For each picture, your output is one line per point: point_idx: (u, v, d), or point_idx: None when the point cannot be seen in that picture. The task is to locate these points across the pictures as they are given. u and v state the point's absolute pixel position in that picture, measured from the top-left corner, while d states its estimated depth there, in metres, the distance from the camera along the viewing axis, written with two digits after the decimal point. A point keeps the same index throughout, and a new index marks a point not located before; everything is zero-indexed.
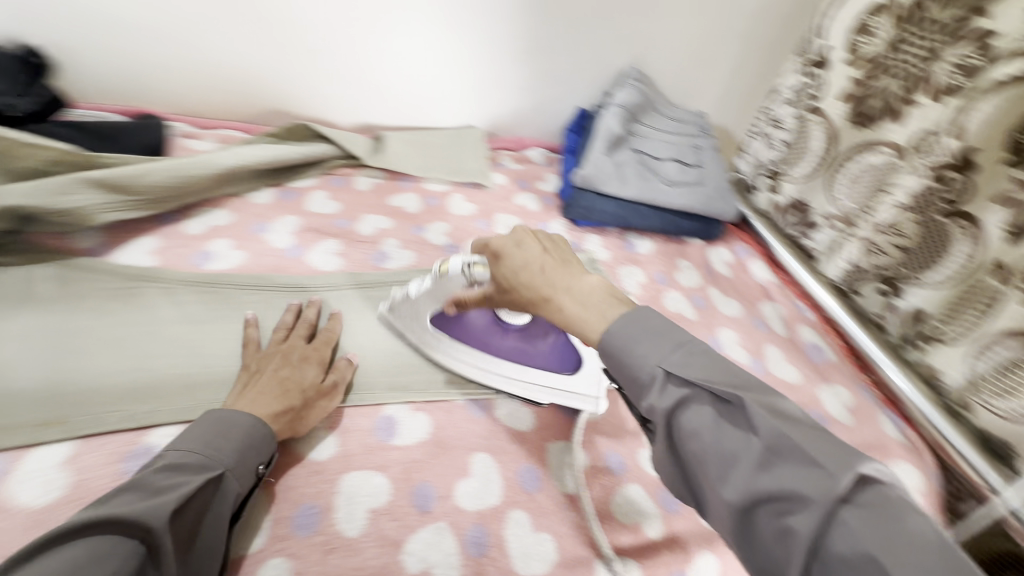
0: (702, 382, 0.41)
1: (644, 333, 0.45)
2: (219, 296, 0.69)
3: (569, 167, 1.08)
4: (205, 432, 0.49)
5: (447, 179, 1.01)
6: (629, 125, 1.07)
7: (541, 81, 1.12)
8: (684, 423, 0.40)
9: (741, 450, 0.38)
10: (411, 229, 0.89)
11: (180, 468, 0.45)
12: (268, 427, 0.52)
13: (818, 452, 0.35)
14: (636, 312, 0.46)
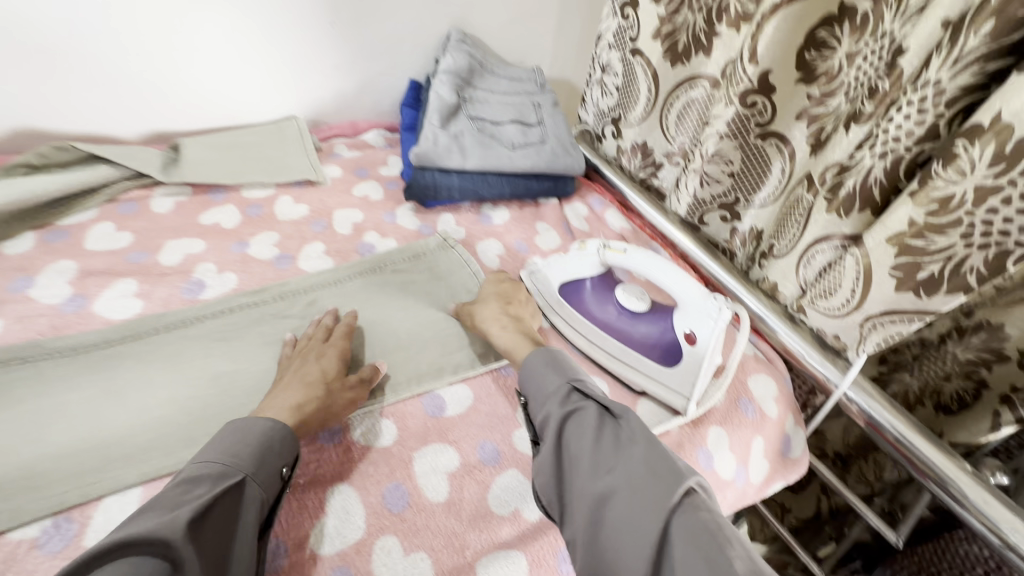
0: (594, 402, 0.55)
1: (554, 365, 0.60)
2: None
3: (408, 145, 1.00)
4: (224, 446, 0.49)
5: (269, 182, 0.89)
6: (460, 91, 1.01)
7: (356, 54, 1.00)
8: (572, 430, 0.53)
9: (613, 455, 0.50)
10: (231, 248, 0.77)
11: (199, 481, 0.45)
12: (269, 441, 0.50)
13: (664, 465, 0.48)
14: (544, 353, 0.62)
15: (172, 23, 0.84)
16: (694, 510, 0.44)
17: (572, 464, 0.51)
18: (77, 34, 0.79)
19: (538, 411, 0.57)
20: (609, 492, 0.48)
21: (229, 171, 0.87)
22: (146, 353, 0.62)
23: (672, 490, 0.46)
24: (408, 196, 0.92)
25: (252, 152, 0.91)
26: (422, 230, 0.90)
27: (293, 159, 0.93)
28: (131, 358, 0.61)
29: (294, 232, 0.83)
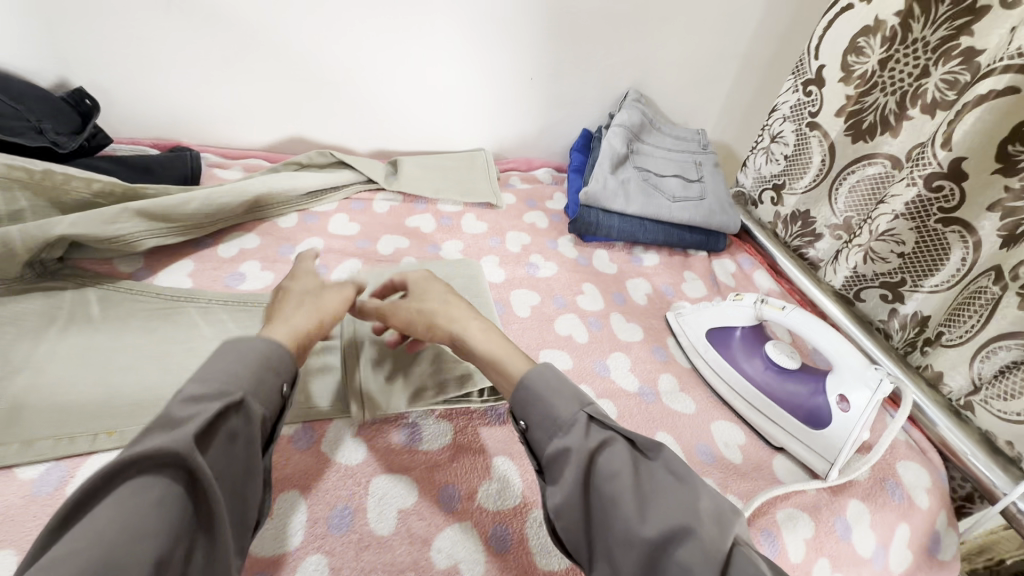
0: (619, 431, 0.50)
1: (568, 387, 0.54)
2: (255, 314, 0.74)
3: (576, 184, 1.13)
4: (222, 362, 0.45)
5: (460, 200, 1.05)
6: (630, 144, 1.12)
7: (547, 105, 1.17)
8: (603, 463, 0.48)
9: (654, 496, 0.46)
10: (427, 248, 0.93)
11: (200, 397, 0.41)
12: (259, 365, 0.47)
13: (710, 507, 0.44)
14: (552, 370, 0.56)
15: (418, 67, 1.03)
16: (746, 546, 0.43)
17: (604, 505, 0.46)
18: (350, 69, 1.00)
19: (553, 442, 0.51)
20: (658, 540, 0.43)
21: (431, 186, 1.05)
22: None
23: (721, 534, 0.42)
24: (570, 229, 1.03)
25: (450, 174, 1.09)
26: (579, 260, 1.00)
27: (480, 185, 1.09)
28: None
29: (476, 244, 0.97)
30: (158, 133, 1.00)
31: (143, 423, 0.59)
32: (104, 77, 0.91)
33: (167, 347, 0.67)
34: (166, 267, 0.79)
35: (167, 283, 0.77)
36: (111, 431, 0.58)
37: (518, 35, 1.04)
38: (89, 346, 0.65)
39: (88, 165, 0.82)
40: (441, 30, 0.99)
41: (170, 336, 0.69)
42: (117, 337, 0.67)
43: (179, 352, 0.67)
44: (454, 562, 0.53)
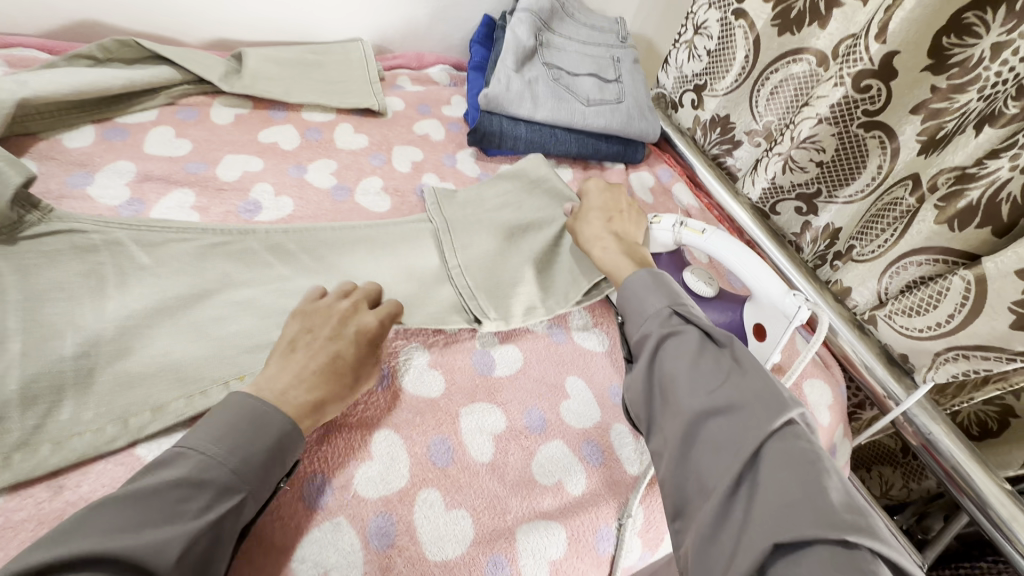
0: (697, 324, 0.49)
1: (660, 288, 0.53)
2: (13, 270, 0.52)
3: (478, 86, 0.94)
4: (226, 433, 0.42)
5: (330, 107, 0.83)
6: (539, 35, 0.94)
7: None
8: (670, 348, 0.48)
9: (712, 376, 0.45)
10: (289, 171, 0.74)
11: (194, 490, 0.38)
12: (268, 455, 0.43)
13: (765, 397, 0.42)
14: (655, 275, 0.55)
15: None
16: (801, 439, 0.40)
17: (664, 381, 0.47)
18: None
19: (634, 330, 0.52)
20: (706, 413, 0.43)
21: (290, 88, 0.82)
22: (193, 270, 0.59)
23: (769, 418, 0.41)
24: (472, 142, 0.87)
25: (314, 72, 0.86)
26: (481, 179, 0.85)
27: (357, 86, 0.87)
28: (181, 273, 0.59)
29: (354, 163, 0.79)
30: None
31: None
32: None
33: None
34: None
35: None
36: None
37: None
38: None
39: None
40: None
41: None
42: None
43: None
44: (322, 571, 0.43)
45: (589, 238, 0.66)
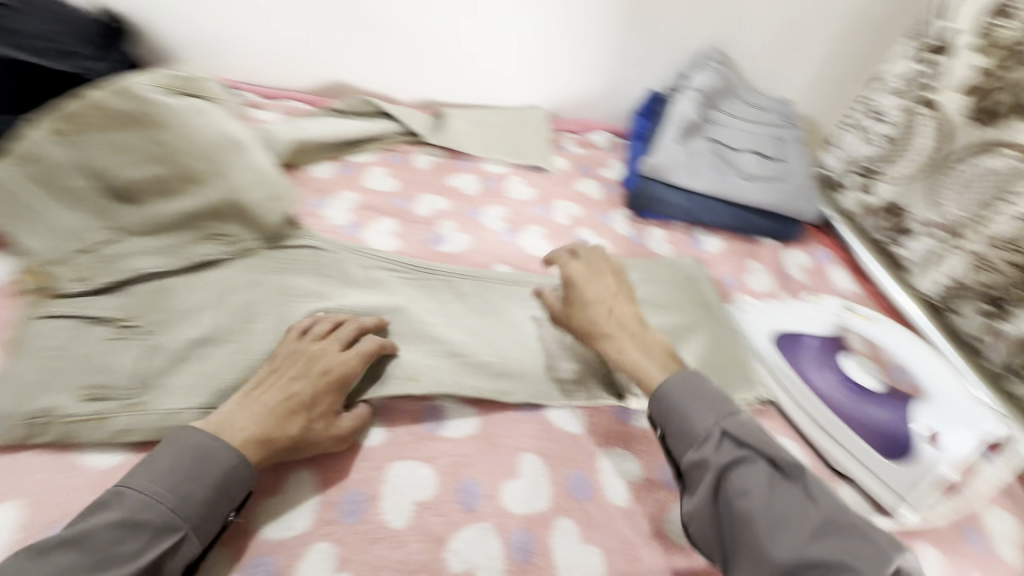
0: (756, 448, 0.49)
1: (710, 397, 0.53)
2: (271, 266, 0.67)
3: (638, 154, 1.02)
4: (168, 472, 0.45)
5: (507, 162, 0.95)
6: (704, 111, 1.00)
7: (613, 58, 1.04)
8: (738, 478, 0.48)
9: (794, 514, 0.45)
10: (468, 212, 0.85)
11: (130, 533, 0.41)
12: (204, 494, 0.45)
13: (863, 534, 0.43)
14: (691, 377, 0.55)
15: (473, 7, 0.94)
16: None
17: (737, 520, 0.46)
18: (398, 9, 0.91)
19: (682, 450, 0.51)
20: (800, 564, 0.43)
21: (478, 144, 0.96)
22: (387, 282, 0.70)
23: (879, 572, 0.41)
24: (628, 204, 0.94)
25: (497, 132, 1.00)
26: (632, 238, 0.91)
27: (531, 147, 0.99)
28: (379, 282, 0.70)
29: (521, 211, 0.89)
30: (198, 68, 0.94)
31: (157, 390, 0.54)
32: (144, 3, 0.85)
33: (178, 300, 0.61)
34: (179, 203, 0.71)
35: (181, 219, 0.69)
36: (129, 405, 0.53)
37: None
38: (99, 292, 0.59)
39: None
40: None
41: (182, 288, 0.62)
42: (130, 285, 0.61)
43: (190, 305, 0.61)
44: (471, 569, 0.48)
45: (605, 330, 0.61)
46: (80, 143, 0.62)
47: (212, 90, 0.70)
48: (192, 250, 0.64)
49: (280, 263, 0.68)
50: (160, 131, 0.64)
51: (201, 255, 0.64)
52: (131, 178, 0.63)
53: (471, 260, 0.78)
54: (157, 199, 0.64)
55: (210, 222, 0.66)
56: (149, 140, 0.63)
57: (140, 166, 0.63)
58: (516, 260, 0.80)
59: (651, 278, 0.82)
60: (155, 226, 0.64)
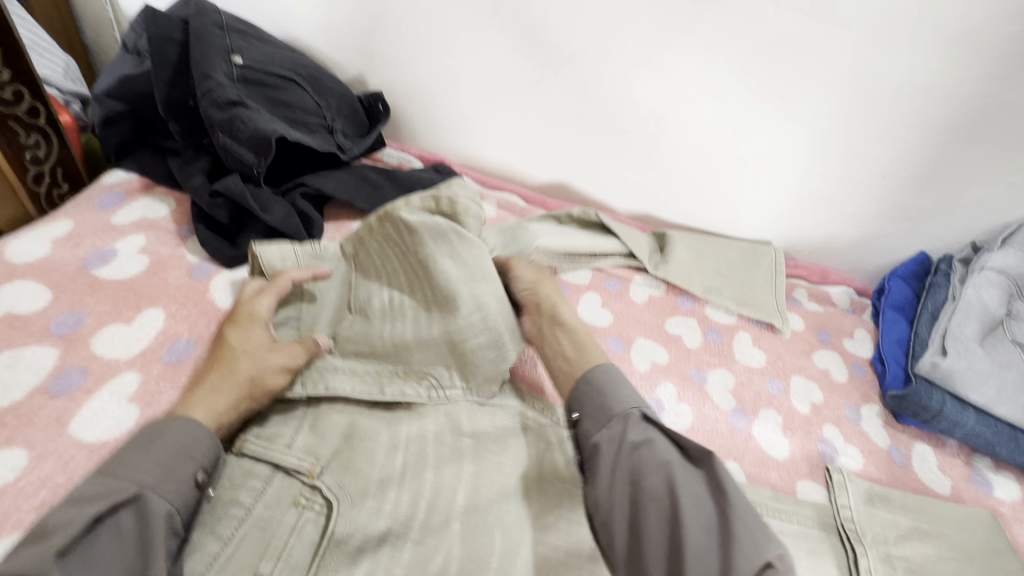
0: (671, 434, 0.49)
1: (611, 389, 0.53)
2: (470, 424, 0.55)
3: (903, 334, 0.81)
4: (141, 455, 0.43)
5: (736, 311, 0.80)
6: (1009, 302, 0.77)
7: (888, 211, 0.84)
8: (648, 455, 0.48)
9: (718, 521, 0.43)
10: (692, 373, 0.71)
11: (81, 500, 0.40)
12: (179, 443, 0.44)
13: (764, 528, 0.43)
14: (603, 374, 0.54)
15: (734, 132, 0.80)
16: (780, 564, 0.41)
17: (664, 518, 0.44)
18: (650, 121, 0.81)
19: (597, 430, 0.51)
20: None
21: (704, 281, 0.82)
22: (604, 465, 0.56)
23: (756, 551, 0.41)
24: (887, 403, 0.73)
25: (727, 271, 0.85)
26: (892, 454, 0.70)
27: (766, 297, 0.83)
28: None
29: (752, 385, 0.72)
30: (425, 145, 0.92)
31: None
32: (398, 81, 0.85)
33: (370, 458, 0.51)
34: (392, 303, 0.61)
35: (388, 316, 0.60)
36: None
37: (890, 118, 0.75)
38: (303, 415, 0.54)
39: (358, 176, 0.73)
40: (787, 94, 0.75)
41: (375, 440, 0.52)
42: (329, 417, 0.54)
43: (379, 470, 0.50)
44: None
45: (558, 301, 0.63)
46: (359, 262, 0.62)
47: (465, 209, 0.61)
48: (392, 385, 0.56)
49: (480, 432, 0.54)
50: (412, 257, 0.59)
51: (397, 395, 0.55)
52: (376, 301, 0.59)
53: None
54: (383, 323, 0.58)
55: (423, 355, 0.57)
56: (405, 262, 0.60)
57: (389, 290, 0.59)
58: (748, 461, 0.64)
59: (943, 542, 0.59)
60: (368, 348, 0.57)
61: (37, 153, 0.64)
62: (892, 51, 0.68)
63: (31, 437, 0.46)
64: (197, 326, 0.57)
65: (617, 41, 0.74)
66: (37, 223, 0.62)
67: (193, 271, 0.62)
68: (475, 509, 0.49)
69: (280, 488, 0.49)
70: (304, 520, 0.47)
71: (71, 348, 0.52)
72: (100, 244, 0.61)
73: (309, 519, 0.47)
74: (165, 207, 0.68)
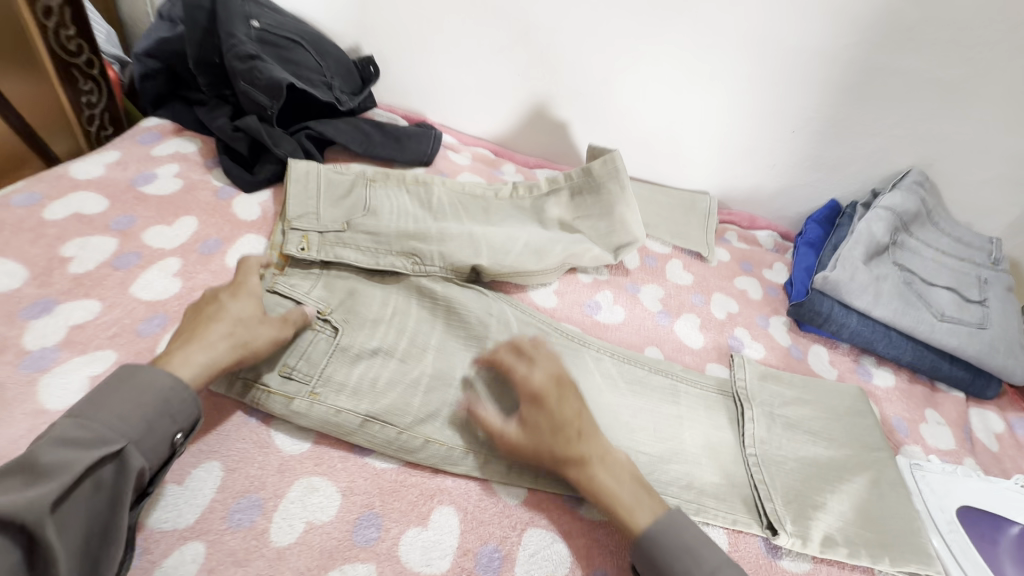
0: None
1: (699, 545, 0.50)
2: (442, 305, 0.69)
3: (811, 264, 0.97)
4: (125, 408, 0.44)
5: (671, 243, 0.95)
6: (896, 233, 0.92)
7: (802, 162, 1.00)
8: None
9: None
10: (627, 286, 0.86)
11: (73, 444, 0.41)
12: (159, 404, 0.46)
13: None
14: (679, 525, 0.51)
15: (668, 94, 0.96)
16: None
17: None
18: (601, 84, 0.96)
19: None
20: None
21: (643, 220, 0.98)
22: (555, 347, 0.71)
23: None
24: (790, 313, 0.89)
25: (664, 213, 1.00)
26: (791, 350, 0.85)
27: (697, 234, 0.98)
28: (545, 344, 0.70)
29: (679, 297, 0.87)
30: (411, 107, 1.07)
31: (331, 387, 0.56)
32: (388, 49, 0.99)
33: (368, 308, 0.66)
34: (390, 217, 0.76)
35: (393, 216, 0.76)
36: (310, 394, 0.55)
37: (797, 80, 0.90)
38: (317, 276, 0.69)
39: (355, 126, 0.89)
40: (707, 60, 0.90)
41: (373, 296, 0.68)
42: (338, 282, 0.68)
43: (375, 315, 0.65)
44: None
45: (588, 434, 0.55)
46: (375, 188, 0.78)
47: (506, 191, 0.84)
48: (386, 259, 0.71)
49: (452, 299, 0.70)
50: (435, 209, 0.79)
51: (390, 265, 0.71)
52: (386, 208, 0.76)
53: (621, 337, 0.78)
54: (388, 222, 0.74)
55: (413, 243, 0.72)
56: (423, 206, 0.79)
57: (399, 208, 0.77)
58: (667, 347, 0.79)
59: (817, 406, 0.74)
60: (375, 230, 0.72)
61: (91, 99, 0.79)
62: (787, 23, 0.84)
63: (102, 293, 0.60)
64: (223, 230, 0.72)
65: (566, 15, 0.89)
66: (92, 153, 0.77)
67: (217, 192, 0.77)
68: (442, 355, 0.65)
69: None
70: (318, 338, 0.60)
71: (127, 240, 0.66)
72: (144, 169, 0.76)
73: (322, 338, 0.60)
74: (194, 145, 0.82)
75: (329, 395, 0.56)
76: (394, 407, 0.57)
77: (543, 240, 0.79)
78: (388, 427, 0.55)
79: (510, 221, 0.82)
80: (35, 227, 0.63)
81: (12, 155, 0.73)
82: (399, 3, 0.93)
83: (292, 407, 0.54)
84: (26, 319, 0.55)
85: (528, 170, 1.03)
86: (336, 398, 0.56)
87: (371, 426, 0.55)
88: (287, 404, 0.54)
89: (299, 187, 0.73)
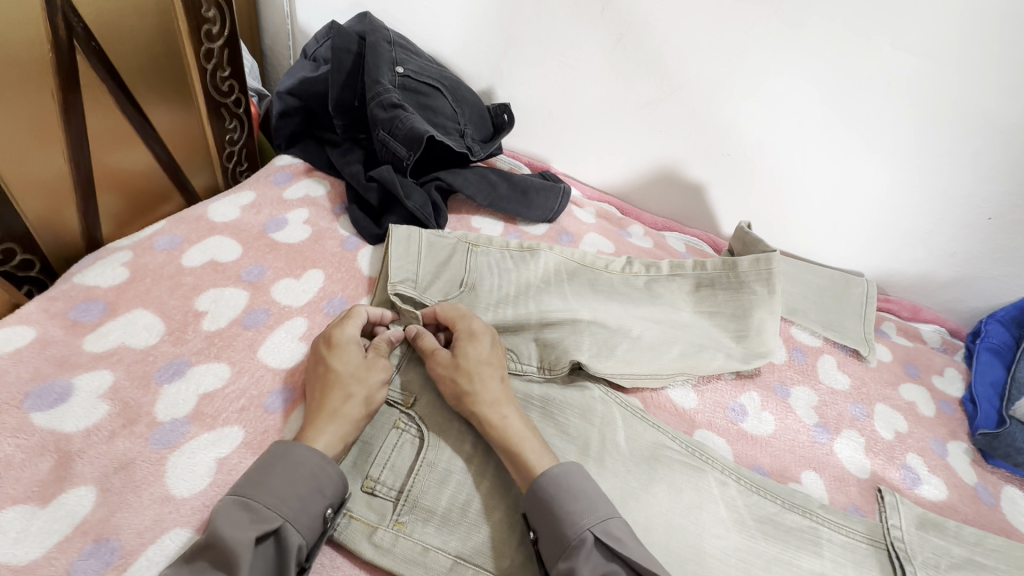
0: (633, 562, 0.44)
1: (597, 497, 0.49)
2: (539, 403, 0.62)
3: (996, 380, 0.81)
4: (279, 477, 0.45)
5: (822, 334, 0.83)
6: None
7: (995, 252, 0.83)
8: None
9: None
10: (776, 387, 0.74)
11: (240, 518, 0.42)
12: (313, 475, 0.46)
13: None
14: (579, 472, 0.50)
15: (834, 162, 0.83)
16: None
17: None
18: (755, 143, 0.85)
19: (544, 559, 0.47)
20: None
21: (790, 303, 0.85)
22: (678, 474, 0.59)
23: None
24: (975, 441, 0.74)
25: (817, 296, 0.86)
26: (980, 492, 0.70)
27: (857, 324, 0.84)
28: (669, 472, 0.59)
29: (836, 406, 0.74)
30: (535, 153, 1.01)
31: (418, 515, 0.50)
32: (522, 93, 0.94)
33: None
34: (488, 292, 0.69)
35: (493, 296, 0.69)
36: (395, 523, 0.50)
37: (1006, 157, 0.75)
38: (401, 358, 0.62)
39: (481, 175, 0.83)
40: (890, 131, 0.77)
41: None
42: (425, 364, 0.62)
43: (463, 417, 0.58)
44: None
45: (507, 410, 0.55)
46: (475, 254, 0.72)
47: (607, 263, 0.76)
48: None
49: (550, 397, 0.63)
50: (535, 282, 0.72)
51: None
52: (485, 283, 0.70)
53: (772, 455, 0.67)
54: (486, 302, 0.68)
55: (508, 330, 0.67)
56: (525, 276, 0.72)
57: (501, 281, 0.71)
58: (827, 473, 0.67)
59: None
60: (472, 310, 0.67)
61: (233, 136, 0.79)
62: (1011, 97, 0.70)
63: (232, 356, 0.57)
64: (348, 287, 0.68)
65: (724, 70, 0.79)
66: (228, 192, 0.76)
67: (344, 242, 0.73)
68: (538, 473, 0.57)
69: (383, 415, 0.57)
70: (404, 440, 0.55)
71: (257, 293, 0.63)
72: (275, 214, 0.74)
73: (408, 440, 0.55)
74: (323, 187, 0.80)
75: (416, 525, 0.50)
76: (489, 545, 0.50)
77: (661, 334, 0.70)
78: (482, 571, 0.48)
79: (621, 299, 0.73)
80: (173, 274, 0.62)
81: (156, 191, 0.72)
82: (541, 46, 0.87)
83: (375, 541, 0.48)
84: (160, 383, 0.52)
85: (656, 232, 0.94)
86: (423, 530, 0.50)
87: (462, 570, 0.48)
88: (370, 536, 0.49)
89: (400, 249, 0.68)
